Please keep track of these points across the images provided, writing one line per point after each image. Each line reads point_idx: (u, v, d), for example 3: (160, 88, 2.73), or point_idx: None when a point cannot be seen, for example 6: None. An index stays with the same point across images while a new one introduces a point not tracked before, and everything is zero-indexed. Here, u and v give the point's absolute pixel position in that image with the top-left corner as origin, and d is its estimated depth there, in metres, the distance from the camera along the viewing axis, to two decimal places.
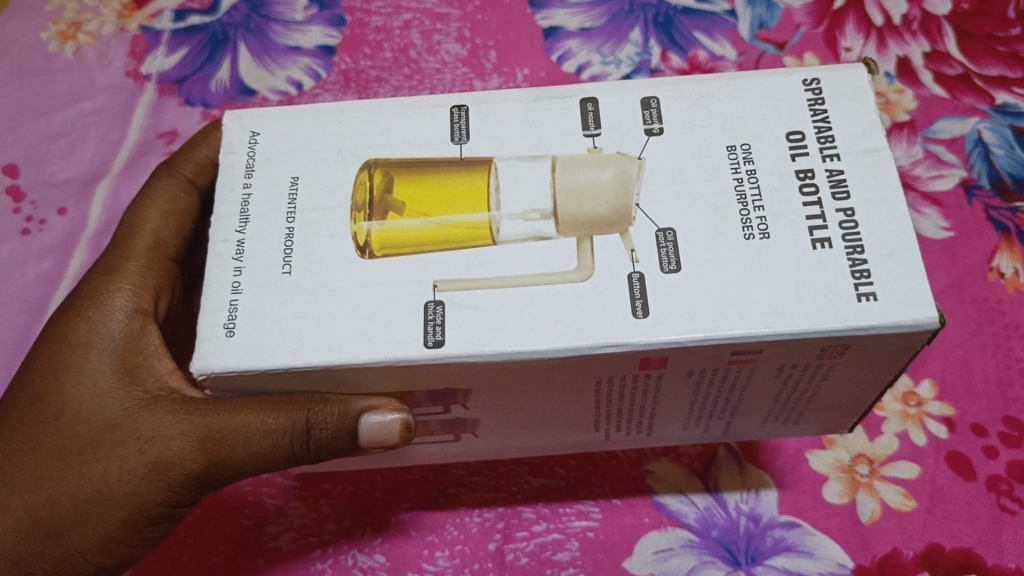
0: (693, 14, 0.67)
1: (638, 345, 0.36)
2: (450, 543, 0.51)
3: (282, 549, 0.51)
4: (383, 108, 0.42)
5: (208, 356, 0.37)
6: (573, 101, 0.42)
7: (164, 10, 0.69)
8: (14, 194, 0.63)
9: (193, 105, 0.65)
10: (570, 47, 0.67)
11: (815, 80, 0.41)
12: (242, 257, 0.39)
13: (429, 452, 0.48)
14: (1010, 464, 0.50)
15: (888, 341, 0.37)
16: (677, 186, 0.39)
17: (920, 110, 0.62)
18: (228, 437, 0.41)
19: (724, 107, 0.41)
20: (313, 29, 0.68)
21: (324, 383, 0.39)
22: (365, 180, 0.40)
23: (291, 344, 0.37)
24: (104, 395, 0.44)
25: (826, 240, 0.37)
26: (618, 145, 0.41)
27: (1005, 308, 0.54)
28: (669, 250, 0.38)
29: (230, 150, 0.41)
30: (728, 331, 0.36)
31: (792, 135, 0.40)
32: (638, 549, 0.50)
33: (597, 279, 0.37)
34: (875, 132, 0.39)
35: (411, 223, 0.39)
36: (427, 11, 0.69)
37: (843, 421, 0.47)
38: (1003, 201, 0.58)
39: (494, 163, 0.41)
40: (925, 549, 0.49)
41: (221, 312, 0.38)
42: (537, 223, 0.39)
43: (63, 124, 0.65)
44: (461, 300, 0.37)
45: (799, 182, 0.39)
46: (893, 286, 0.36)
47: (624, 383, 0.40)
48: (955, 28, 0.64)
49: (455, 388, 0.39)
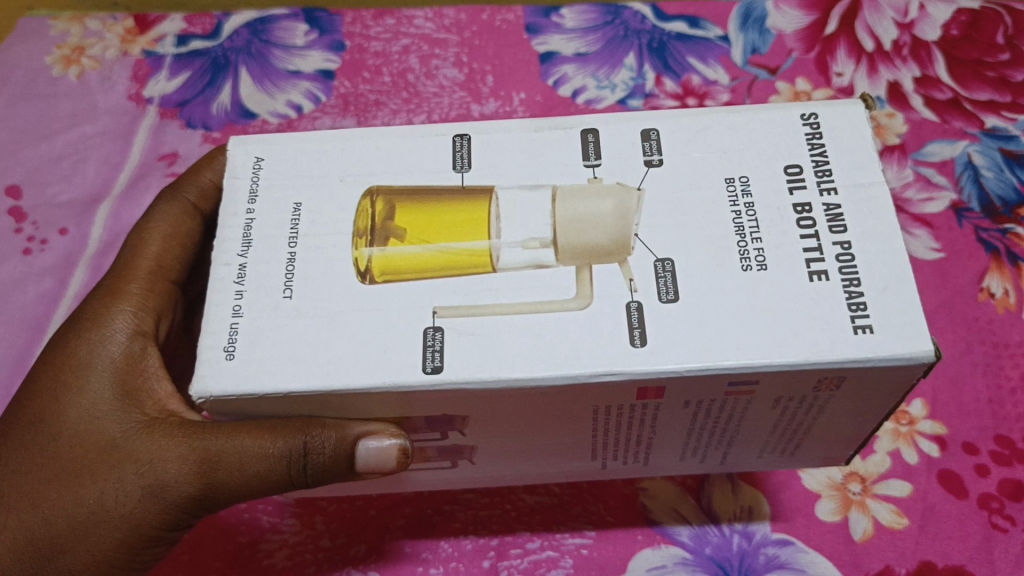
0: (686, 40, 0.69)
1: (635, 373, 0.37)
2: (445, 560, 0.51)
3: (277, 566, 0.51)
4: (383, 135, 0.43)
5: (207, 379, 0.37)
6: (574, 132, 0.43)
7: (166, 36, 0.70)
8: (15, 215, 0.63)
9: (194, 127, 0.66)
10: (565, 72, 0.68)
11: (813, 115, 0.42)
12: (242, 281, 0.39)
13: (425, 479, 0.49)
14: (1001, 482, 0.51)
15: (884, 373, 0.37)
16: (676, 217, 0.40)
17: (909, 134, 0.63)
18: (225, 460, 0.41)
19: (722, 139, 0.42)
20: (313, 53, 0.69)
21: (322, 408, 0.39)
22: (366, 206, 0.41)
23: (290, 368, 0.37)
24: (104, 416, 0.44)
25: (823, 273, 0.38)
26: (618, 175, 0.41)
27: (995, 328, 0.55)
28: (668, 280, 0.38)
29: (233, 174, 0.42)
30: (724, 361, 0.37)
31: (790, 169, 0.41)
32: (631, 567, 0.50)
33: (595, 309, 0.38)
34: (871, 167, 0.40)
35: (411, 250, 0.40)
36: (426, 36, 0.70)
37: (840, 453, 0.47)
38: (993, 223, 0.59)
39: (494, 191, 0.41)
40: (917, 567, 0.49)
41: (222, 334, 0.38)
42: (536, 253, 0.40)
43: (65, 146, 0.66)
44: (461, 327, 0.38)
45: (797, 215, 0.39)
46: (889, 318, 0.37)
47: (621, 412, 0.41)
48: (944, 53, 0.66)
49: (452, 415, 0.40)
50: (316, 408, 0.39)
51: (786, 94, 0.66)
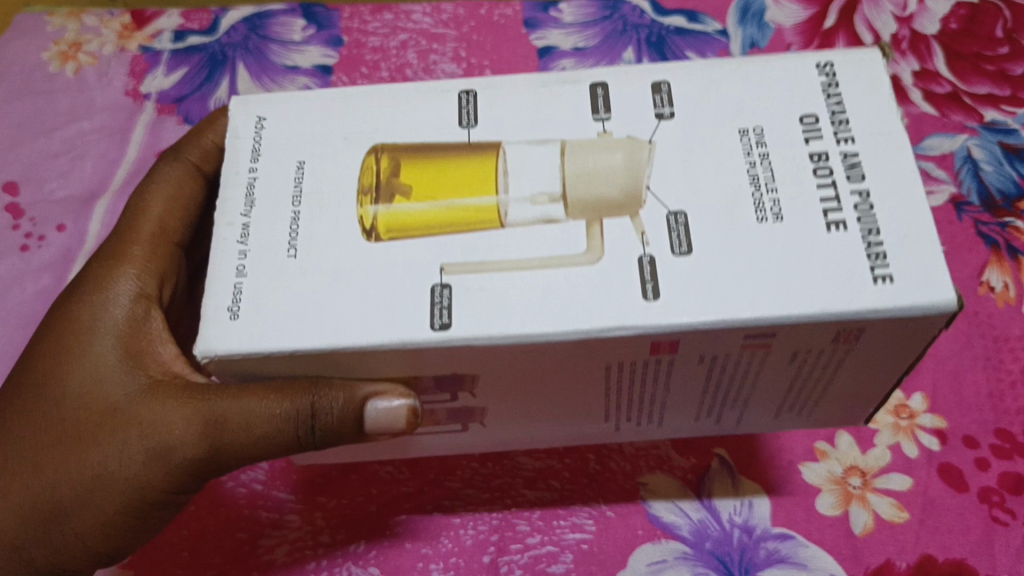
0: (685, 34, 0.69)
1: (650, 327, 0.36)
2: (445, 555, 0.51)
3: (277, 562, 0.51)
4: (392, 93, 0.43)
5: (212, 339, 0.37)
6: (583, 85, 0.42)
7: (163, 31, 0.70)
8: (12, 212, 0.63)
9: (191, 122, 0.66)
10: (564, 66, 0.68)
11: (828, 64, 0.42)
12: (245, 241, 0.39)
13: (433, 443, 0.49)
14: (1002, 475, 0.50)
15: (904, 322, 0.37)
16: (686, 170, 0.40)
17: (909, 128, 0.63)
18: (230, 422, 0.41)
19: (733, 91, 0.42)
20: (310, 49, 0.69)
21: (326, 368, 0.39)
22: (370, 163, 0.41)
23: (297, 328, 0.37)
24: (107, 379, 0.44)
25: (841, 222, 0.38)
26: (628, 128, 0.41)
27: (995, 321, 0.55)
28: (680, 233, 0.38)
29: (236, 135, 0.42)
30: (738, 314, 0.36)
31: (805, 118, 0.40)
32: (632, 562, 0.50)
33: (605, 264, 0.38)
34: (888, 116, 0.40)
35: (417, 206, 0.39)
36: (424, 31, 0.70)
37: (861, 413, 0.47)
38: (992, 217, 0.59)
39: (502, 147, 0.41)
40: (918, 561, 0.49)
41: (226, 295, 0.38)
42: (545, 207, 0.39)
43: (62, 142, 0.65)
44: (474, 282, 0.38)
45: (814, 164, 0.39)
46: (908, 270, 0.36)
47: (634, 369, 0.40)
48: (944, 47, 0.65)
49: (462, 373, 0.40)
50: (322, 368, 0.39)
51: None
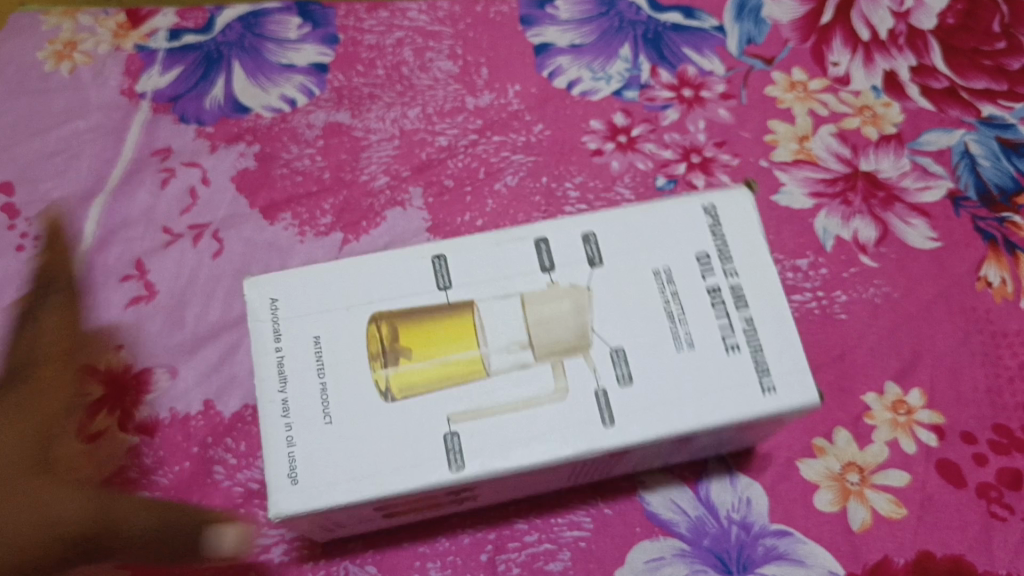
0: (683, 31, 0.68)
1: (607, 450, 0.42)
2: (443, 554, 0.51)
3: (276, 561, 0.51)
4: (377, 263, 0.45)
5: (281, 505, 0.40)
6: (529, 241, 0.46)
7: (158, 30, 0.70)
8: (9, 212, 0.63)
9: (187, 122, 0.66)
10: (560, 63, 0.68)
11: (711, 206, 0.46)
12: (288, 415, 0.42)
13: (406, 524, 0.50)
14: (1000, 471, 0.50)
15: (778, 418, 0.44)
16: (621, 312, 0.44)
17: (906, 123, 0.63)
18: (123, 517, 0.46)
19: (639, 238, 0.46)
20: (307, 47, 0.69)
21: (391, 500, 0.43)
22: (373, 332, 0.43)
23: (352, 488, 0.41)
24: (28, 437, 0.47)
25: (736, 346, 0.43)
26: (571, 279, 0.45)
27: (993, 317, 0.55)
28: (622, 364, 0.43)
29: (257, 318, 0.44)
30: (673, 428, 0.42)
31: (700, 258, 0.45)
32: (629, 559, 0.50)
33: (570, 401, 0.42)
34: (755, 256, 0.45)
35: (419, 365, 0.42)
36: (420, 29, 0.70)
37: (745, 443, 0.50)
38: (990, 212, 0.59)
39: (474, 304, 0.44)
40: (916, 557, 0.49)
41: (282, 463, 0.41)
42: (518, 354, 0.43)
43: (58, 142, 0.65)
44: (476, 436, 0.42)
45: (709, 300, 0.44)
46: (785, 379, 0.43)
47: (595, 463, 0.45)
48: (940, 42, 0.66)
49: (467, 488, 0.43)
50: (381, 504, 0.43)
51: (782, 84, 0.66)
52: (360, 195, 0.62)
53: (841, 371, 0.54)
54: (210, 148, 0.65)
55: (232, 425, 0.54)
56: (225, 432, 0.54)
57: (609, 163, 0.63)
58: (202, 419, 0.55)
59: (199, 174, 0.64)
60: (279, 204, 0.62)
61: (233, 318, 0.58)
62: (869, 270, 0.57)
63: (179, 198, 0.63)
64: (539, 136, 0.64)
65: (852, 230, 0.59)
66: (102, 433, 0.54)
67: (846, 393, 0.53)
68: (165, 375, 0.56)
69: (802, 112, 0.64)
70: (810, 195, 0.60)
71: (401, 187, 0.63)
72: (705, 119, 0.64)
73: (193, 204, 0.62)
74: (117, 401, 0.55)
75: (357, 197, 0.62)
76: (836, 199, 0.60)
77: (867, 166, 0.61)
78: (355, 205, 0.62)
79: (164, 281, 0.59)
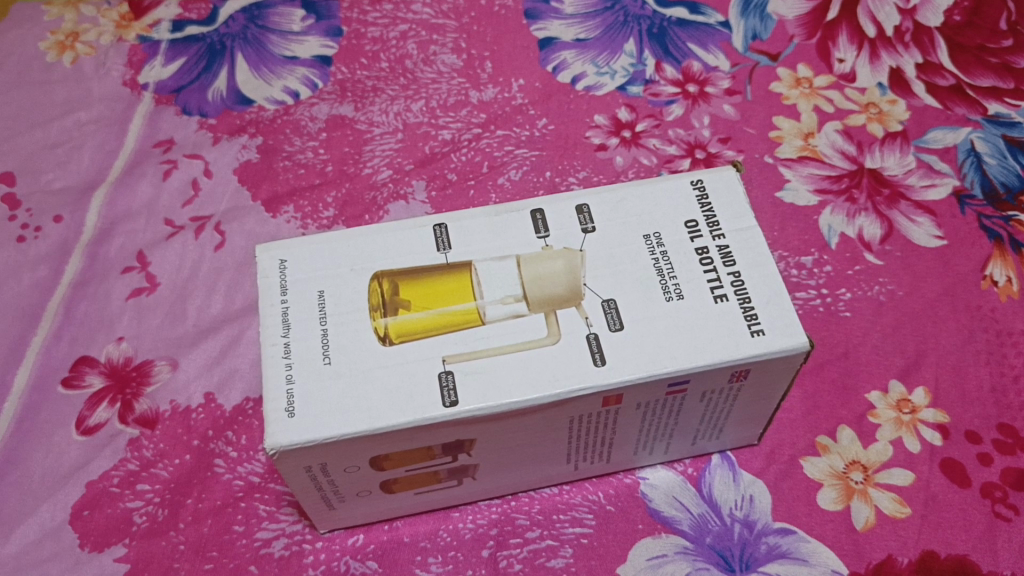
0: (687, 26, 0.68)
1: (602, 387, 0.42)
2: (444, 549, 0.50)
3: (275, 555, 0.50)
4: (373, 233, 0.46)
5: (277, 435, 0.41)
6: (525, 212, 0.47)
7: (161, 21, 0.70)
8: (10, 202, 0.62)
9: (190, 113, 0.66)
10: (565, 58, 0.67)
11: (699, 181, 0.47)
12: (289, 356, 0.43)
13: (410, 503, 0.50)
14: (1005, 471, 0.50)
15: (773, 365, 0.43)
16: (613, 268, 0.45)
17: (911, 120, 0.63)
18: None
19: (636, 208, 0.47)
20: (310, 39, 0.69)
21: (384, 446, 0.43)
22: (374, 288, 0.44)
23: (341, 418, 0.41)
24: None
25: (724, 295, 0.43)
26: (564, 241, 0.46)
27: (998, 316, 0.55)
28: (614, 315, 0.43)
29: (265, 277, 0.45)
30: (662, 368, 0.42)
31: (689, 223, 0.46)
32: (632, 556, 0.49)
33: (564, 344, 0.43)
34: (745, 214, 0.46)
35: (418, 315, 0.43)
36: (424, 22, 0.69)
37: (753, 432, 0.51)
38: (996, 210, 0.58)
39: (473, 265, 0.45)
40: (919, 556, 0.48)
41: (282, 397, 0.41)
42: (514, 306, 0.43)
43: (60, 133, 0.65)
44: (469, 374, 0.42)
45: (699, 259, 0.45)
46: (774, 321, 0.43)
47: (590, 420, 0.45)
48: (946, 39, 0.65)
49: (462, 439, 0.44)
50: (376, 448, 0.43)
51: (788, 81, 0.65)
52: (363, 187, 0.62)
53: (844, 369, 0.54)
54: (213, 141, 0.64)
55: (233, 418, 0.54)
56: (226, 425, 0.54)
57: (613, 158, 0.63)
58: (203, 412, 0.54)
59: (202, 166, 0.63)
60: (280, 196, 0.62)
61: (235, 311, 0.58)
62: (874, 268, 0.57)
63: (181, 191, 0.62)
64: (544, 131, 0.64)
65: (857, 227, 0.58)
66: (102, 425, 0.54)
67: (850, 391, 0.53)
68: (166, 367, 0.56)
69: (807, 109, 0.64)
70: (814, 192, 0.60)
71: (404, 180, 0.62)
72: (710, 115, 0.64)
73: (195, 196, 0.62)
74: (117, 393, 0.55)
75: (359, 190, 0.62)
76: (841, 196, 0.60)
77: (872, 163, 0.61)
78: (357, 198, 0.61)
79: (166, 273, 0.59)
